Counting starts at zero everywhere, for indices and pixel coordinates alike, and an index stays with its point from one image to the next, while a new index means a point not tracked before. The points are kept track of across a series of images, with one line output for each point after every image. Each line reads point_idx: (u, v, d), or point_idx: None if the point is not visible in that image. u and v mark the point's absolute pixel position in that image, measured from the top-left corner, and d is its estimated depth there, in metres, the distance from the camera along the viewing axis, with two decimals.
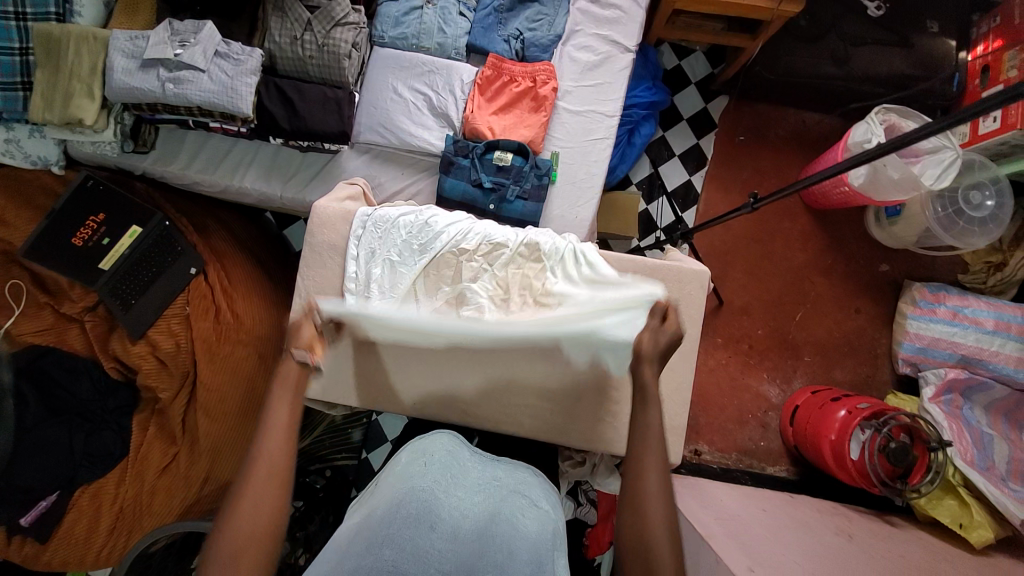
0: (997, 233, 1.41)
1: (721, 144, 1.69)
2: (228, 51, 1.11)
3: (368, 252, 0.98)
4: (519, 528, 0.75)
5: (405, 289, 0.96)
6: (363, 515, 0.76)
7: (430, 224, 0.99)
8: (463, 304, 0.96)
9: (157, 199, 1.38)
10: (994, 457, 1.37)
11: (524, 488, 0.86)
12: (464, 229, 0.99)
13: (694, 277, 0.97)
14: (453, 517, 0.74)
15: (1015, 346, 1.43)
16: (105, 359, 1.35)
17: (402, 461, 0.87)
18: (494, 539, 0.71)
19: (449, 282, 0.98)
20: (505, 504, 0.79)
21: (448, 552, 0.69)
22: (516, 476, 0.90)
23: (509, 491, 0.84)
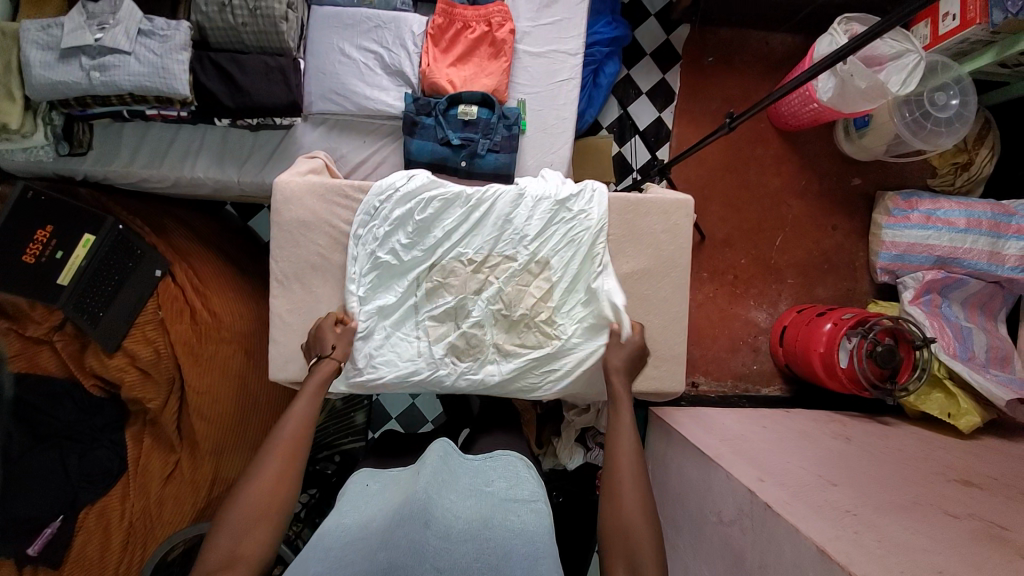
0: (964, 130, 1.42)
1: (685, 77, 1.66)
2: (152, 28, 1.01)
3: (372, 241, 0.91)
4: (513, 528, 0.79)
5: (409, 291, 0.92)
6: (359, 525, 0.79)
7: (430, 220, 0.92)
8: (468, 318, 0.92)
9: (106, 203, 1.30)
10: (975, 347, 1.44)
11: (517, 485, 0.91)
12: (467, 220, 0.93)
13: (679, 208, 0.95)
14: (449, 517, 0.78)
15: (986, 241, 1.48)
16: (84, 377, 1.29)
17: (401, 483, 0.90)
18: (491, 541, 0.75)
19: (452, 290, 0.92)
20: (516, 502, 0.86)
21: (442, 546, 0.72)
22: (502, 474, 0.94)
23: (507, 491, 0.89)
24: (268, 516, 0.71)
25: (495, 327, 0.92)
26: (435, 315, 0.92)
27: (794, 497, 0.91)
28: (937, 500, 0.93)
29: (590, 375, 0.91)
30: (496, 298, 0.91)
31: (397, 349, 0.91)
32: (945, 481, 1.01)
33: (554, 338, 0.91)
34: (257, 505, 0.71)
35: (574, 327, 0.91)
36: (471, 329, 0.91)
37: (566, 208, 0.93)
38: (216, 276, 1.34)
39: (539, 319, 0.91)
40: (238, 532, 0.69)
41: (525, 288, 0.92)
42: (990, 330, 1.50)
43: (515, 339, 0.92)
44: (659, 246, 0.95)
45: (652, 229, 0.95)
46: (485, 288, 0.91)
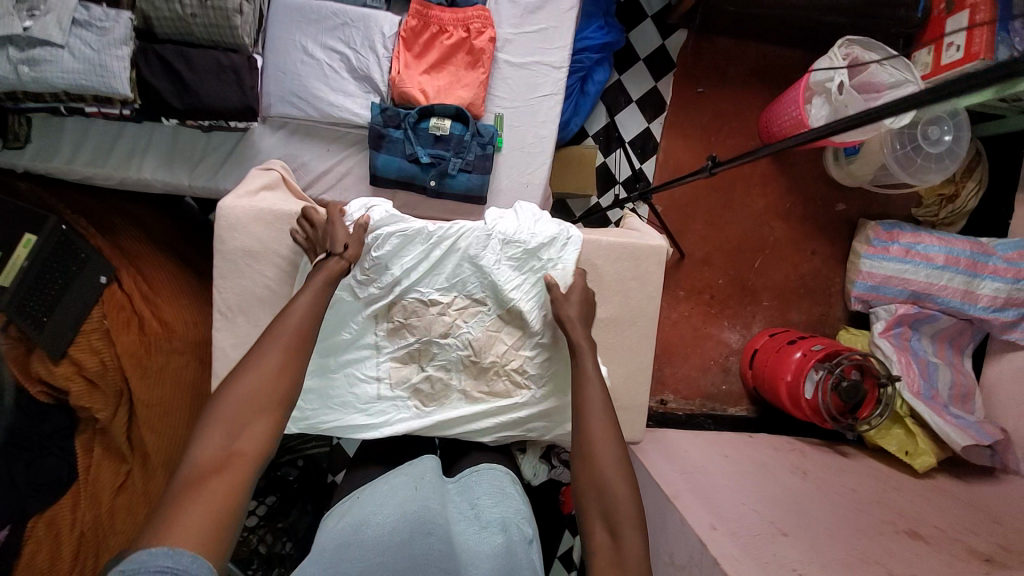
0: (953, 168, 1.39)
1: (677, 88, 1.58)
2: (89, 18, 0.91)
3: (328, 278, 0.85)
4: (476, 552, 0.72)
5: (370, 331, 0.88)
6: (353, 532, 0.74)
7: (390, 257, 0.86)
8: (433, 360, 0.88)
9: (45, 198, 1.20)
10: (938, 385, 1.45)
11: (501, 500, 0.86)
12: (429, 260, 0.87)
13: (651, 253, 0.91)
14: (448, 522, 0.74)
15: (961, 280, 1.47)
16: (30, 384, 1.20)
17: (388, 486, 0.85)
18: (494, 550, 0.72)
19: (415, 331, 0.88)
20: (505, 518, 0.80)
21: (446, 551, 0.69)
22: (486, 489, 0.87)
23: (492, 510, 0.83)
24: (264, 413, 0.63)
25: (459, 371, 0.89)
26: (397, 357, 0.88)
27: (743, 550, 0.91)
28: (883, 556, 0.94)
29: (554, 425, 0.90)
30: (462, 343, 0.88)
31: (355, 390, 0.87)
32: (893, 533, 1.03)
33: (522, 388, 0.89)
34: (251, 403, 0.63)
35: (544, 378, 0.89)
36: (435, 372, 0.88)
37: (535, 254, 0.88)
38: (167, 278, 1.27)
39: (509, 368, 0.88)
40: (227, 432, 0.60)
41: (496, 336, 0.88)
42: (956, 366, 1.51)
43: (480, 387, 0.89)
44: (628, 293, 0.91)
45: (621, 275, 0.91)
46: (449, 332, 0.88)
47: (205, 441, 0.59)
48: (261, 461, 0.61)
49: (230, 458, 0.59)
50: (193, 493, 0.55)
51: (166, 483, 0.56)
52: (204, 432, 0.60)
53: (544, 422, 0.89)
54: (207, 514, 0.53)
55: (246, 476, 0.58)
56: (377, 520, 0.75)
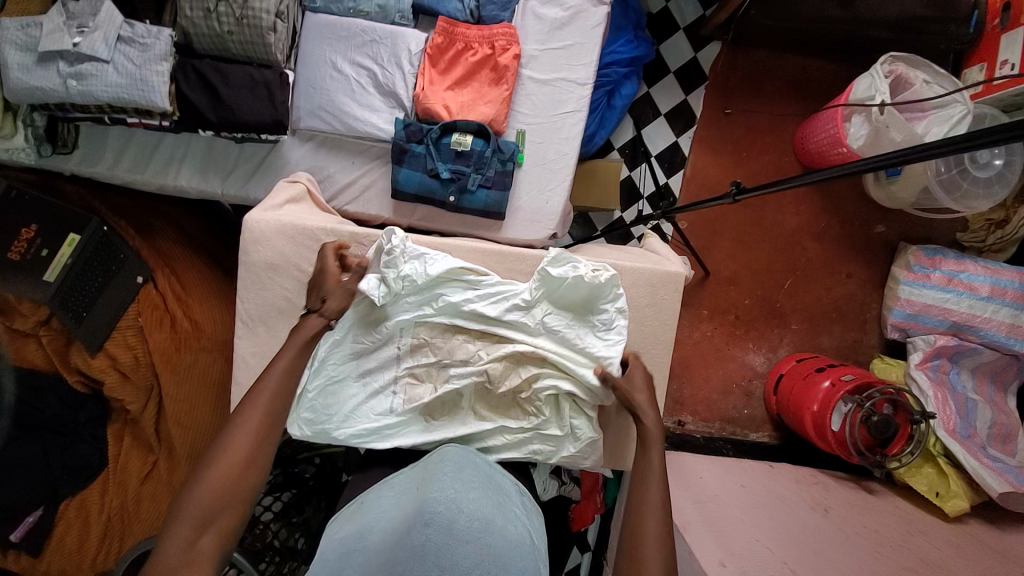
0: (1003, 194, 1.32)
1: (708, 103, 1.54)
2: (132, 35, 0.96)
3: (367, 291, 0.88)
4: (511, 538, 0.72)
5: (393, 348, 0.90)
6: (360, 539, 0.71)
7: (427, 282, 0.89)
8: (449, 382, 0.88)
9: (91, 201, 1.27)
10: (977, 424, 1.37)
11: (485, 494, 0.77)
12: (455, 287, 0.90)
13: (667, 280, 0.90)
14: (446, 509, 0.70)
15: (1008, 312, 1.39)
16: (68, 373, 1.30)
17: (394, 490, 0.81)
18: (490, 548, 0.67)
19: (437, 351, 0.89)
20: (489, 517, 0.72)
21: (442, 545, 0.64)
22: (471, 477, 0.79)
23: (473, 501, 0.74)
24: (228, 510, 0.67)
25: (473, 393, 0.89)
26: (415, 373, 0.89)
27: None
28: None
29: (559, 451, 0.89)
30: (478, 369, 0.87)
31: (370, 401, 0.88)
32: None
33: (532, 416, 0.88)
34: (215, 501, 0.67)
35: (553, 412, 0.88)
36: (449, 394, 0.88)
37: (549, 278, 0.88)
38: (198, 280, 1.32)
39: (521, 397, 0.88)
40: (193, 531, 0.65)
41: (513, 367, 0.87)
42: (999, 404, 1.42)
43: (491, 409, 0.89)
44: (643, 319, 0.90)
45: (637, 301, 0.89)
46: (469, 359, 0.88)
47: (173, 537, 0.64)
48: (222, 557, 0.66)
49: (193, 561, 0.64)
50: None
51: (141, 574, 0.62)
52: (174, 527, 0.65)
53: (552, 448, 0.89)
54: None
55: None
56: (381, 526, 0.72)
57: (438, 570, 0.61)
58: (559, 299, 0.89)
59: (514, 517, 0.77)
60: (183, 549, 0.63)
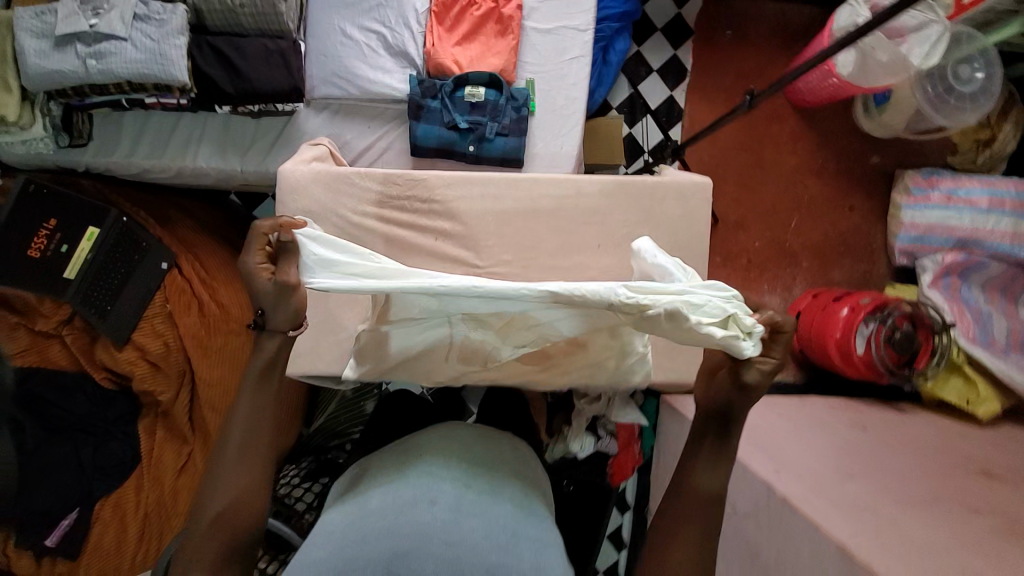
0: (989, 106, 1.37)
1: (698, 55, 1.60)
2: (149, 12, 0.97)
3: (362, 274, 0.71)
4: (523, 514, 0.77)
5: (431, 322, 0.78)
6: (355, 511, 0.73)
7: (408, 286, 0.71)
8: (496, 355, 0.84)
9: (109, 194, 1.26)
10: (994, 331, 1.41)
11: (496, 472, 0.84)
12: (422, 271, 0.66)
13: (696, 190, 0.90)
14: (451, 489, 0.75)
15: (1009, 222, 1.43)
16: (96, 370, 1.29)
17: (388, 464, 0.85)
18: (499, 520, 0.72)
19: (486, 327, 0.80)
20: (502, 490, 0.80)
21: (448, 521, 0.68)
22: (481, 455, 0.86)
23: (483, 478, 0.81)
24: (255, 479, 0.67)
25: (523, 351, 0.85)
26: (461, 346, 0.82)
27: (812, 490, 0.89)
28: (958, 494, 0.91)
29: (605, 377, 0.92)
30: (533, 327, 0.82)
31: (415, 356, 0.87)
32: (966, 474, 0.99)
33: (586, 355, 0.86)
34: (240, 475, 0.66)
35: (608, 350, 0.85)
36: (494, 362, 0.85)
37: (581, 200, 0.91)
38: (220, 265, 1.32)
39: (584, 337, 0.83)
40: (224, 504, 0.65)
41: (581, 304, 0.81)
42: (1011, 313, 1.45)
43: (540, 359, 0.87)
44: (676, 232, 0.91)
45: (668, 214, 0.91)
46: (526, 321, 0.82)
47: (205, 508, 0.65)
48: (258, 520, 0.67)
49: None
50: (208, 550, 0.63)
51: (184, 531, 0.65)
52: (211, 493, 0.65)
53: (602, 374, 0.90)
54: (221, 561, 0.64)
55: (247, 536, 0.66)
56: (376, 497, 0.75)
57: (446, 548, 0.64)
58: (596, 222, 0.91)
59: (527, 484, 0.86)
60: None
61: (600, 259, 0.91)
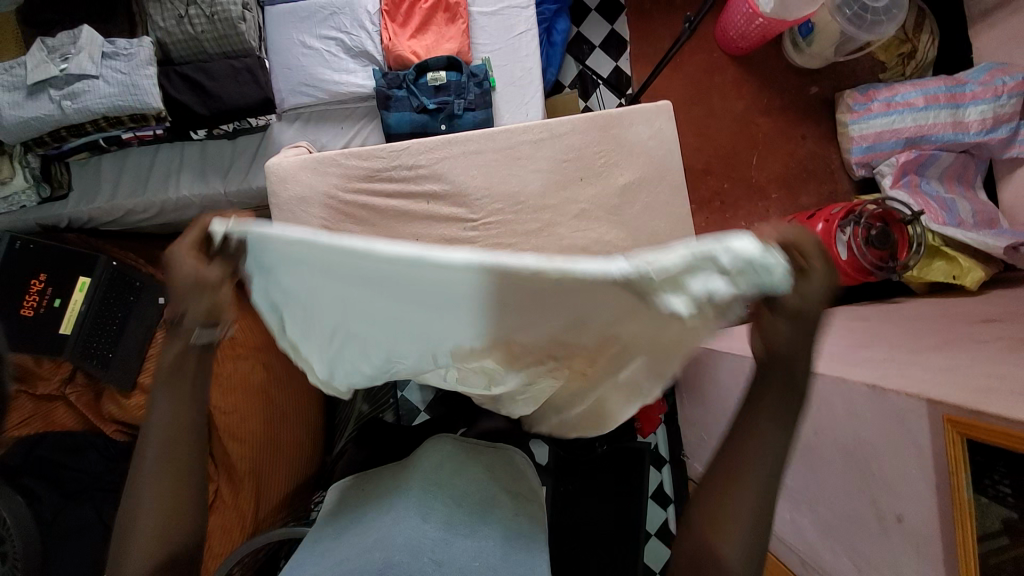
0: (902, 15, 1.49)
1: (633, 24, 1.71)
2: (115, 49, 1.02)
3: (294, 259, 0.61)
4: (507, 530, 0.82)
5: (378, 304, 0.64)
6: (358, 531, 0.80)
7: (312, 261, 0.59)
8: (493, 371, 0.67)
9: (97, 244, 1.26)
10: (961, 214, 1.50)
11: (481, 485, 0.88)
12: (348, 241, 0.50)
13: (662, 111, 0.97)
14: (446, 505, 0.81)
15: (947, 113, 1.54)
16: (105, 425, 1.27)
17: (384, 481, 0.91)
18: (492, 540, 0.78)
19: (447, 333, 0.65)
20: (488, 509, 0.84)
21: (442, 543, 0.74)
22: (469, 475, 0.89)
23: (471, 494, 0.85)
24: (169, 518, 0.60)
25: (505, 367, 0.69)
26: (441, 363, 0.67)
27: (833, 361, 0.92)
28: (965, 337, 0.95)
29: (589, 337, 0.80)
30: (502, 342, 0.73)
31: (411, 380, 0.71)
32: (968, 324, 1.04)
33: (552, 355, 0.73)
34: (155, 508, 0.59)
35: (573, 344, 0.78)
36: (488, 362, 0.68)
37: (558, 140, 0.96)
38: None
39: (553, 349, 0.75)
40: (144, 548, 0.59)
41: None
42: (971, 197, 1.57)
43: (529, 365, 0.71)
44: (651, 154, 0.97)
45: (639, 137, 0.97)
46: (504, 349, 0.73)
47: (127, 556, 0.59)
48: (187, 553, 0.61)
49: None
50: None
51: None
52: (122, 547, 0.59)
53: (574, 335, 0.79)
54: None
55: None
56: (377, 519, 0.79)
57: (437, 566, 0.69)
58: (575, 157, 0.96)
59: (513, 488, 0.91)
60: None
61: (586, 190, 0.96)
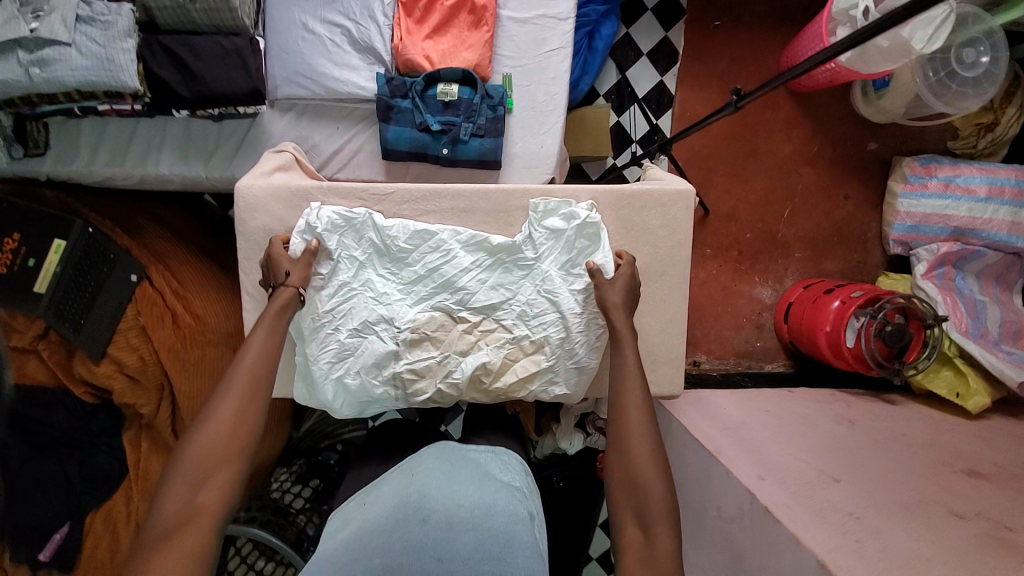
0: (992, 92, 1.31)
1: (689, 37, 1.52)
2: (92, 13, 0.91)
3: (347, 245, 0.86)
4: (514, 517, 0.77)
5: (401, 300, 0.87)
6: (358, 529, 0.76)
7: (386, 245, 0.86)
8: (447, 377, 0.86)
9: (72, 204, 1.20)
10: (987, 323, 1.37)
11: (484, 487, 0.82)
12: (416, 230, 0.86)
13: (679, 198, 0.87)
14: (444, 509, 0.76)
15: (1008, 211, 1.39)
16: (75, 385, 1.24)
17: (381, 489, 0.85)
18: (493, 532, 0.72)
19: (437, 344, 0.86)
20: (491, 505, 0.79)
21: (440, 540, 0.70)
22: (472, 476, 0.85)
23: (471, 496, 0.79)
24: (222, 465, 0.67)
25: (455, 365, 0.86)
26: (417, 365, 0.85)
27: (795, 499, 0.87)
28: (942, 496, 0.89)
29: (541, 385, 0.87)
30: (451, 355, 0.86)
31: (375, 375, 0.86)
32: (951, 473, 0.97)
33: (485, 377, 0.86)
34: (208, 458, 0.66)
35: (499, 378, 0.86)
36: (444, 374, 0.86)
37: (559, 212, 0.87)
38: (194, 275, 1.29)
39: (486, 379, 0.86)
40: (191, 486, 0.65)
41: (512, 361, 0.86)
42: (1006, 302, 1.43)
43: (476, 377, 0.86)
44: (657, 243, 0.88)
45: (648, 223, 0.87)
46: (466, 354, 0.86)
47: (177, 491, 0.65)
48: (228, 505, 0.66)
49: (194, 513, 0.64)
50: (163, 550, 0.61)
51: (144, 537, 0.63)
52: (171, 487, 0.65)
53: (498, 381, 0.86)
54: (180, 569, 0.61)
55: (208, 534, 0.64)
56: (376, 514, 0.77)
57: (437, 562, 0.67)
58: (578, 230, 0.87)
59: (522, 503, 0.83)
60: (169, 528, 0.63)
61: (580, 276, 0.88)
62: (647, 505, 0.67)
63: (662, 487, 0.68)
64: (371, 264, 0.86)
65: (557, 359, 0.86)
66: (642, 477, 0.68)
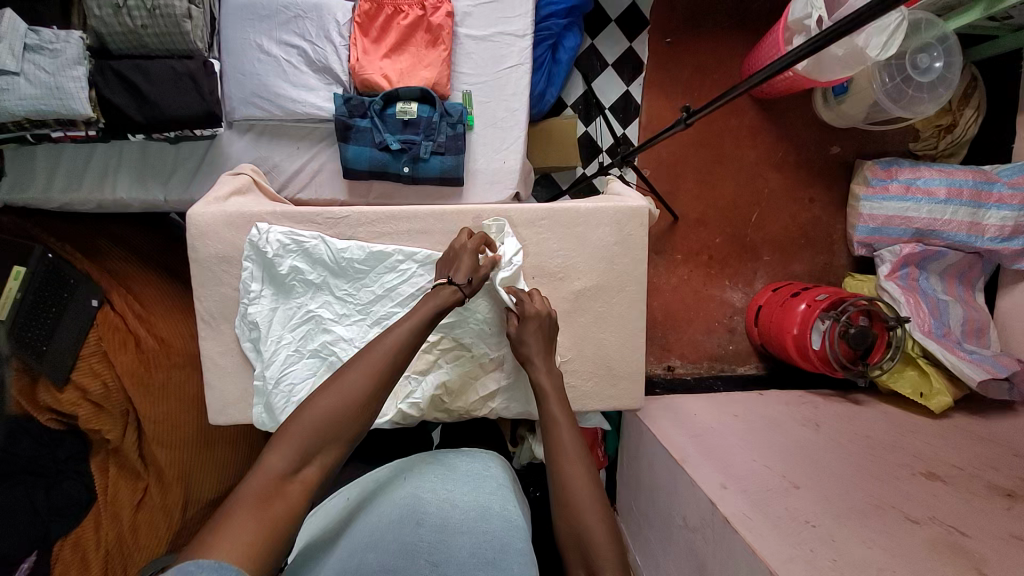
0: (946, 96, 1.34)
1: (652, 46, 1.53)
2: (41, 42, 0.91)
3: (298, 265, 0.85)
4: (510, 519, 0.71)
5: (356, 320, 0.86)
6: (339, 535, 0.67)
7: (338, 266, 0.85)
8: (407, 398, 0.85)
9: (30, 229, 1.18)
10: (950, 323, 1.40)
11: (480, 485, 0.75)
12: (372, 251, 0.85)
13: (633, 216, 0.88)
14: (438, 507, 0.68)
15: (964, 212, 1.41)
16: (40, 412, 1.15)
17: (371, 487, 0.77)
18: (488, 535, 0.66)
19: None
20: (487, 506, 0.71)
21: (435, 545, 0.62)
22: (467, 470, 0.78)
23: (466, 495, 0.72)
24: (334, 441, 0.62)
25: (416, 383, 0.86)
26: None
27: (755, 508, 0.88)
28: (899, 501, 0.91)
29: (502, 402, 0.88)
30: (410, 374, 0.86)
31: None
32: (910, 476, 0.98)
33: (445, 395, 0.86)
34: (325, 429, 0.61)
35: (459, 397, 0.87)
36: (405, 394, 0.86)
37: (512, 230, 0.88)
38: (158, 298, 1.28)
39: (447, 398, 0.87)
40: (297, 455, 0.59)
41: (471, 379, 0.87)
42: (969, 301, 1.46)
43: (437, 396, 0.86)
44: (612, 260, 0.89)
45: (604, 240, 0.88)
46: (426, 373, 0.87)
47: (275, 457, 0.59)
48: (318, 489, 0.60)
49: (290, 485, 0.58)
50: (252, 511, 0.54)
51: (233, 490, 0.56)
52: (278, 445, 0.60)
53: (458, 399, 0.87)
54: (254, 538, 0.52)
55: (294, 513, 0.57)
56: (363, 517, 0.69)
57: (432, 567, 0.59)
58: (534, 248, 0.88)
59: (517, 504, 0.77)
60: (265, 492, 0.56)
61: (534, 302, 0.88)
62: (589, 543, 0.64)
63: (606, 532, 0.64)
64: (322, 285, 0.86)
65: (516, 376, 0.88)
66: (580, 505, 0.66)
